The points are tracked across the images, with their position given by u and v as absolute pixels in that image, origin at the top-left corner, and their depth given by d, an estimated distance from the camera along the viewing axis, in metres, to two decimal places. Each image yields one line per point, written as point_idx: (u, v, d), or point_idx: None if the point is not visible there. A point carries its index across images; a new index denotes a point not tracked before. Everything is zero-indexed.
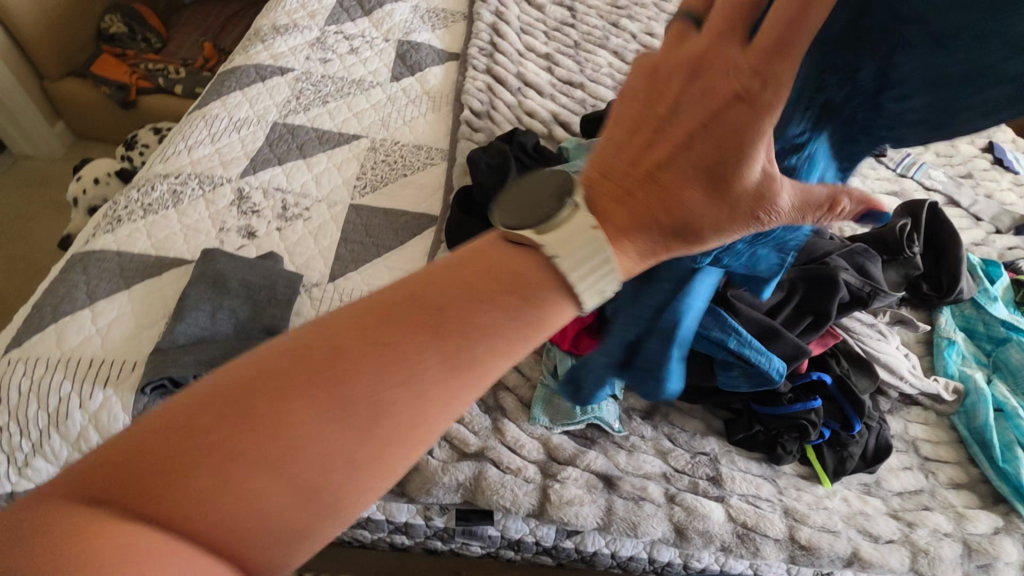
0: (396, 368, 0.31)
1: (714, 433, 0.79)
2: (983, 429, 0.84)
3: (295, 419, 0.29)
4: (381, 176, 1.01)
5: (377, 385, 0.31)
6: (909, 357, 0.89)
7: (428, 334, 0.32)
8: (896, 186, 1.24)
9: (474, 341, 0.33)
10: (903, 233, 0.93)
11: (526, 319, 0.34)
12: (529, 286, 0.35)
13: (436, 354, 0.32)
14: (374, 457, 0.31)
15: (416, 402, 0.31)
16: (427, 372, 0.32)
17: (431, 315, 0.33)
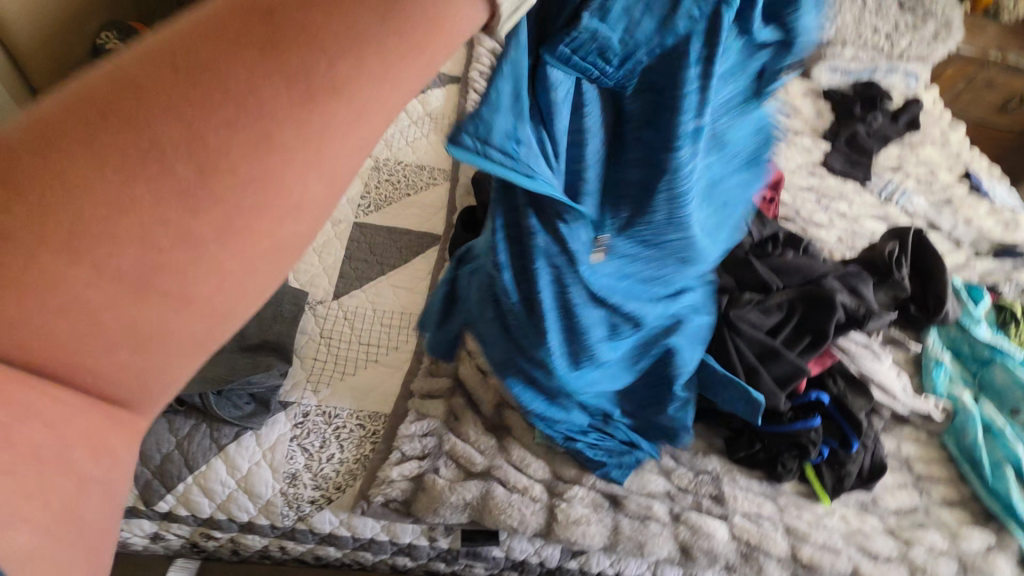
0: (208, 72, 0.22)
1: (716, 452, 0.79)
2: (973, 448, 0.86)
3: (105, 161, 0.21)
4: (384, 196, 1.03)
5: (207, 115, 0.22)
6: (902, 377, 0.91)
7: (246, 61, 0.22)
8: (881, 212, 1.29)
9: (337, 54, 0.24)
10: (891, 258, 0.98)
11: (419, 39, 0.26)
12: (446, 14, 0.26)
13: (271, 73, 0.23)
14: (267, 193, 0.23)
15: (276, 145, 0.23)
16: (257, 96, 0.23)
17: (269, 17, 0.23)
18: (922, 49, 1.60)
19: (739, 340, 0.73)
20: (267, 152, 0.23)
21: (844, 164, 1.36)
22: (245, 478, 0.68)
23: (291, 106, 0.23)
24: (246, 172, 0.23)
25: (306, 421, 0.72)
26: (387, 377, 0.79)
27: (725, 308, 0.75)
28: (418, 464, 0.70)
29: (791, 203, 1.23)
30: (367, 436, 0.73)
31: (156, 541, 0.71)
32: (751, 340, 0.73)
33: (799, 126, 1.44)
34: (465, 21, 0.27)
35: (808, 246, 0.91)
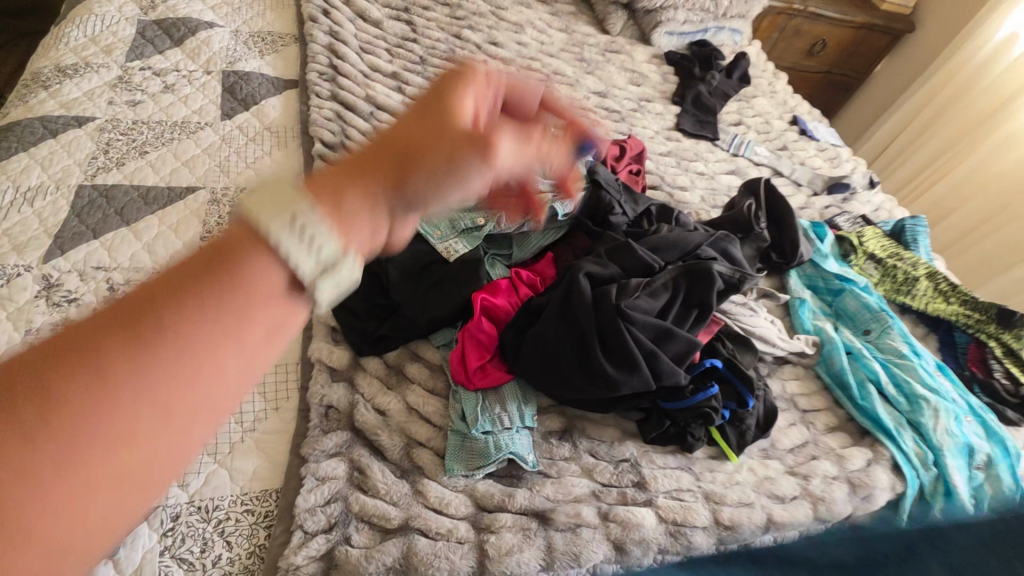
0: (56, 391, 0.29)
1: (630, 437, 0.80)
2: (841, 373, 0.96)
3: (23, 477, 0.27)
4: None
5: (100, 419, 0.29)
6: (775, 323, 0.99)
7: (84, 370, 0.30)
8: (732, 165, 1.38)
9: (170, 347, 0.31)
10: (750, 215, 1.05)
11: (264, 297, 0.36)
12: (261, 277, 0.36)
13: (106, 360, 0.30)
14: (147, 455, 0.30)
15: (134, 437, 0.30)
16: (94, 409, 0.29)
17: (148, 327, 0.31)
18: (740, 7, 1.72)
19: (635, 328, 0.72)
20: (147, 408, 0.30)
21: (693, 124, 1.44)
22: None
23: (103, 388, 0.29)
24: (54, 430, 0.28)
25: (177, 525, 0.61)
26: (275, 445, 0.70)
27: (615, 297, 0.73)
28: (326, 537, 0.62)
29: (654, 171, 1.27)
30: (260, 521, 0.63)
31: None
32: (645, 325, 0.73)
33: (646, 94, 1.52)
34: (276, 274, 0.36)
35: (678, 216, 0.93)
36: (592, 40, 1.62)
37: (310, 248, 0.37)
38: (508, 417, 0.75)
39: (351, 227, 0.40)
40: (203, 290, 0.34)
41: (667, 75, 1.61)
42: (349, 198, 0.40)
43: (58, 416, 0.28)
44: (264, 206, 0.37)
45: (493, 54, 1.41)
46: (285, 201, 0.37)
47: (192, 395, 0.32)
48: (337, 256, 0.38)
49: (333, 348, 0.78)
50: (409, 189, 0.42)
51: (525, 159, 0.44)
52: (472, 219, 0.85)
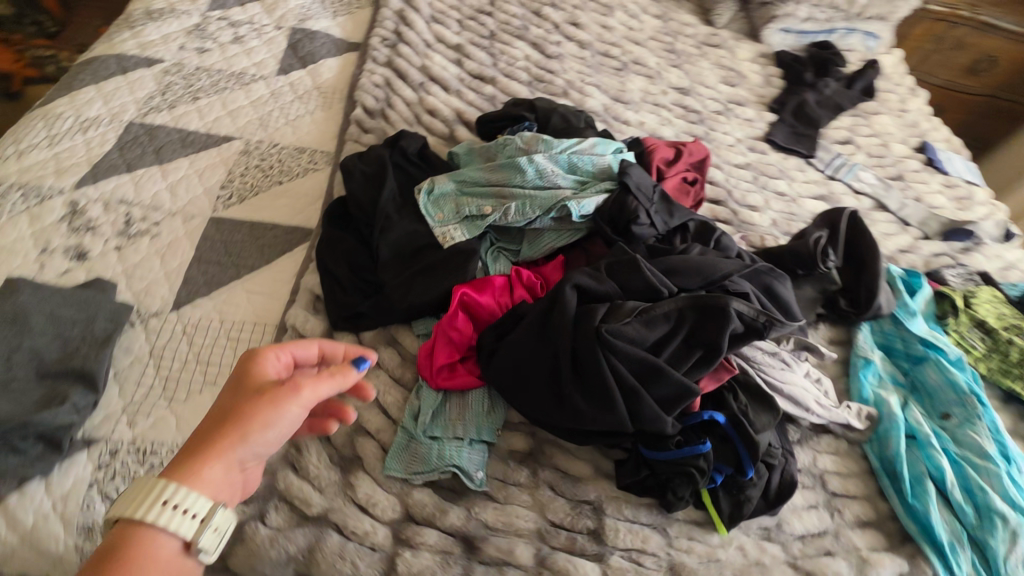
0: None
1: (602, 478, 0.71)
2: (895, 461, 0.78)
3: None
4: (250, 185, 0.90)
5: None
6: (821, 383, 0.82)
7: None
8: (823, 189, 1.18)
9: None
10: (818, 247, 0.87)
11: (156, 551, 0.49)
12: (158, 541, 0.49)
13: None
14: None
15: None
16: None
17: None
18: (881, 7, 1.46)
19: (617, 359, 0.62)
20: None
21: (786, 136, 1.25)
22: (28, 533, 0.58)
23: None
24: None
25: (113, 461, 0.63)
26: None
27: (600, 320, 0.63)
28: (242, 509, 0.61)
29: (723, 183, 1.12)
30: None
31: None
32: (632, 357, 0.62)
33: (739, 97, 1.34)
34: (170, 543, 0.50)
35: (719, 239, 0.80)
36: (690, 31, 1.46)
37: (189, 517, 0.50)
38: (463, 427, 0.69)
39: (214, 491, 0.52)
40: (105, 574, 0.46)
41: (771, 77, 1.41)
42: (207, 470, 0.52)
43: None
44: (139, 496, 0.49)
45: (570, 36, 1.31)
46: (137, 499, 0.49)
47: None
48: (213, 512, 0.51)
49: (310, 317, 0.76)
50: (247, 444, 0.53)
51: (331, 389, 0.58)
52: (477, 207, 0.78)
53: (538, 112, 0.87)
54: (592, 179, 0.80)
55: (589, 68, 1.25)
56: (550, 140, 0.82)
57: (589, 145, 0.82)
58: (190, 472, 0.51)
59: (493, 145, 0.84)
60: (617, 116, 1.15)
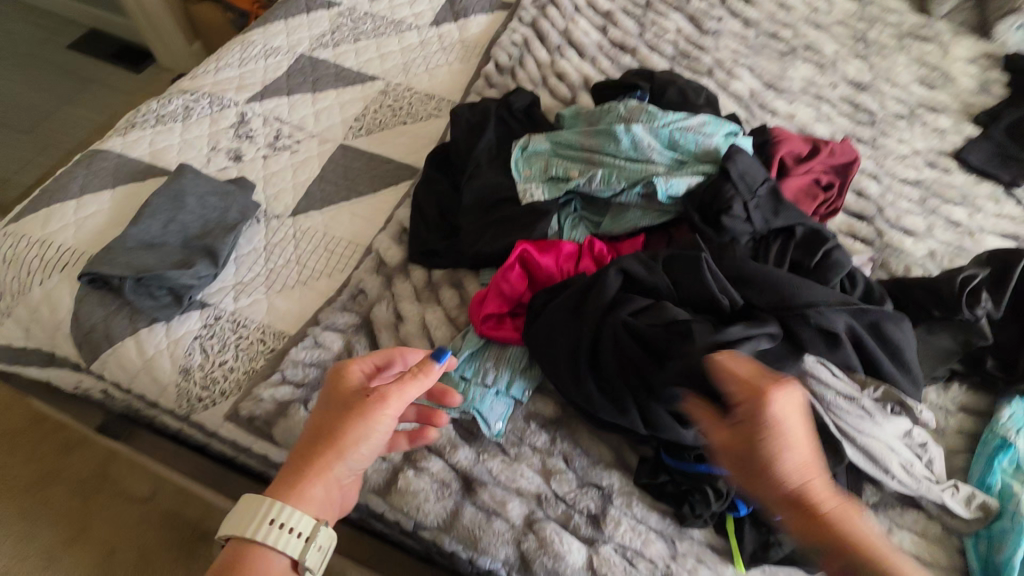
0: None
1: (621, 469, 0.67)
2: (1004, 569, 0.62)
3: None
4: (379, 121, 0.99)
5: None
6: (925, 449, 0.68)
7: None
8: (1020, 228, 0.93)
9: None
10: (964, 289, 0.71)
11: (267, 563, 0.54)
12: (268, 557, 0.54)
13: None
14: None
15: None
16: None
17: None
18: None
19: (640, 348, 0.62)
20: None
21: (987, 156, 1.01)
22: (148, 360, 0.74)
23: None
24: None
25: (215, 323, 0.77)
26: (310, 302, 0.80)
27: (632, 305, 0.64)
28: (292, 390, 0.70)
29: (876, 198, 0.95)
30: (264, 351, 0.75)
31: (111, 398, 0.83)
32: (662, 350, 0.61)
33: (937, 101, 1.10)
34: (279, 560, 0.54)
35: (829, 250, 0.68)
36: (894, 19, 1.23)
37: (296, 534, 0.53)
38: (494, 376, 0.70)
39: (316, 505, 0.55)
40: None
41: (990, 83, 1.13)
42: (309, 488, 0.55)
43: None
44: (253, 506, 0.53)
45: (737, 13, 1.19)
46: (246, 518, 0.53)
47: None
48: (316, 531, 0.54)
49: (393, 245, 0.83)
50: (341, 463, 0.55)
51: (416, 392, 0.56)
52: (565, 169, 0.78)
53: (654, 84, 0.84)
54: (691, 159, 0.75)
55: (747, 49, 1.13)
56: (655, 111, 0.79)
57: (698, 123, 0.77)
58: (292, 490, 0.55)
59: (598, 110, 0.82)
60: (763, 104, 1.03)
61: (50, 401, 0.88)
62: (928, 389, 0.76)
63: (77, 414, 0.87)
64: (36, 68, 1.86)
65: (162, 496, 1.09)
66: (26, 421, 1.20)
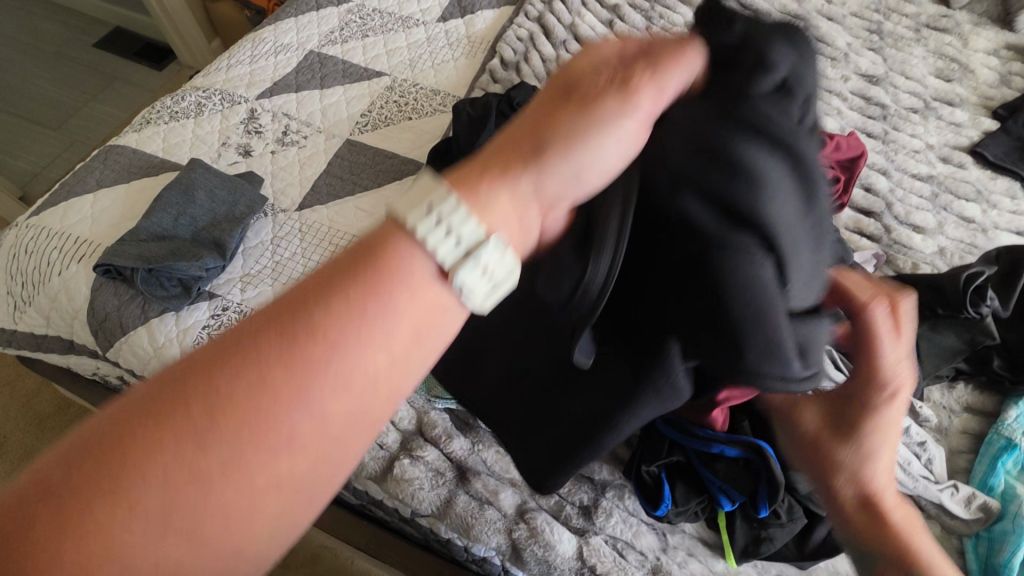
0: (205, 414, 0.27)
1: (615, 462, 0.68)
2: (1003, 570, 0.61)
3: (201, 485, 0.27)
4: (384, 116, 1.01)
5: (268, 456, 0.27)
6: (925, 449, 0.67)
7: (220, 384, 0.28)
8: None
9: (326, 345, 0.29)
10: (968, 286, 0.69)
11: (388, 277, 0.31)
12: (411, 279, 0.31)
13: (245, 373, 0.28)
14: (281, 442, 0.28)
15: (265, 442, 0.27)
16: (254, 410, 0.27)
17: (290, 341, 0.28)
18: None
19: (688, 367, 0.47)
20: (255, 445, 0.27)
21: (1004, 150, 0.98)
22: (158, 348, 0.77)
23: (249, 383, 0.28)
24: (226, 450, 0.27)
25: (223, 314, 0.80)
26: None
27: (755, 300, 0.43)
28: None
29: (886, 193, 0.93)
30: None
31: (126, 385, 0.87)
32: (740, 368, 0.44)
33: (954, 95, 1.07)
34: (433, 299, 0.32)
35: None
36: (911, 9, 1.20)
37: (458, 235, 0.32)
38: None
39: (499, 222, 0.34)
40: (296, 349, 0.28)
41: (1011, 76, 1.10)
42: (485, 194, 0.34)
43: (216, 425, 0.27)
44: (411, 209, 0.32)
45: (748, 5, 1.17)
46: (418, 189, 0.33)
47: (335, 436, 0.29)
48: (485, 242, 0.32)
49: None
50: (540, 169, 0.35)
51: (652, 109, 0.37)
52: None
53: None
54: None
55: None
56: None
57: None
58: (483, 171, 0.35)
59: None
60: None
61: (71, 387, 0.92)
62: (929, 388, 0.75)
63: (95, 400, 0.91)
64: (63, 67, 1.92)
65: None
66: (52, 407, 1.25)
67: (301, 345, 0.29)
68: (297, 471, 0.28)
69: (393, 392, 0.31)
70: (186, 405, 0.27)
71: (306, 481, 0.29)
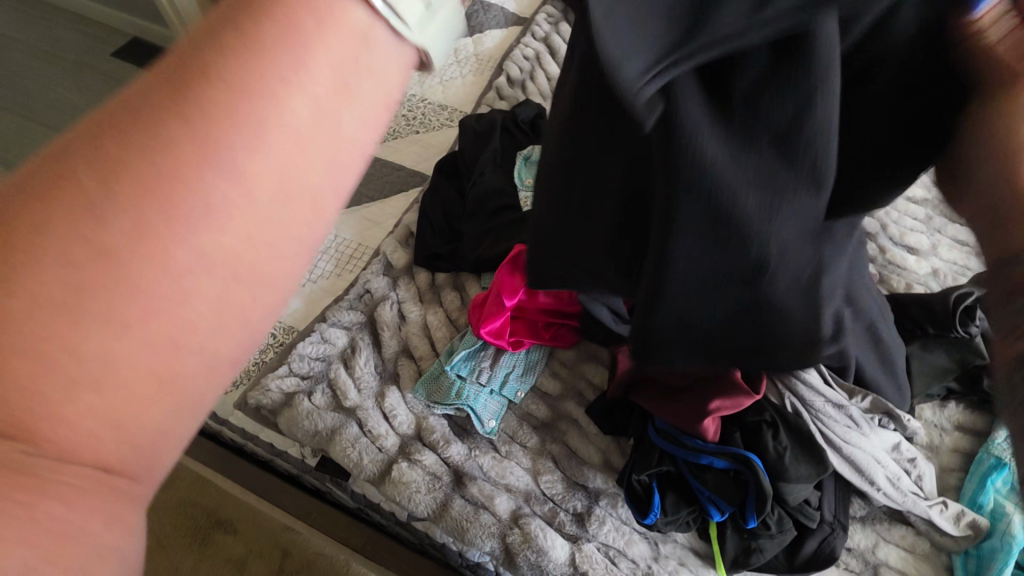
0: (93, 194, 0.19)
1: (609, 472, 0.69)
2: None
3: (107, 285, 0.19)
4: (393, 129, 1.04)
5: (195, 238, 0.20)
6: (916, 465, 0.68)
7: (111, 153, 0.20)
8: None
9: (246, 78, 0.20)
10: (957, 306, 0.71)
11: None
12: None
13: (139, 138, 0.20)
14: (204, 216, 0.20)
15: (180, 223, 0.20)
16: (158, 176, 0.20)
17: (196, 82, 0.20)
18: None
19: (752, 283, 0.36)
20: (172, 224, 0.20)
21: None
22: None
23: (146, 145, 0.20)
24: (127, 237, 0.19)
25: None
26: (319, 299, 0.84)
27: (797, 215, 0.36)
28: (297, 382, 0.74)
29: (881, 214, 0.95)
30: (273, 344, 0.80)
31: None
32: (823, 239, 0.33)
33: None
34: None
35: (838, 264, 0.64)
36: None
37: None
38: (487, 376, 0.73)
39: None
40: (203, 88, 0.20)
41: None
42: None
43: (109, 201, 0.19)
44: None
45: None
46: None
47: (283, 204, 0.21)
48: None
49: (398, 248, 0.87)
50: None
51: None
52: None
53: None
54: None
55: None
56: None
57: None
58: None
59: None
60: None
61: None
62: (920, 407, 0.76)
63: None
64: (81, 74, 1.97)
65: (178, 484, 1.13)
66: None
67: (213, 59, 0.20)
68: (237, 249, 0.21)
69: (358, 138, 0.23)
70: (70, 171, 0.20)
71: (255, 266, 0.22)
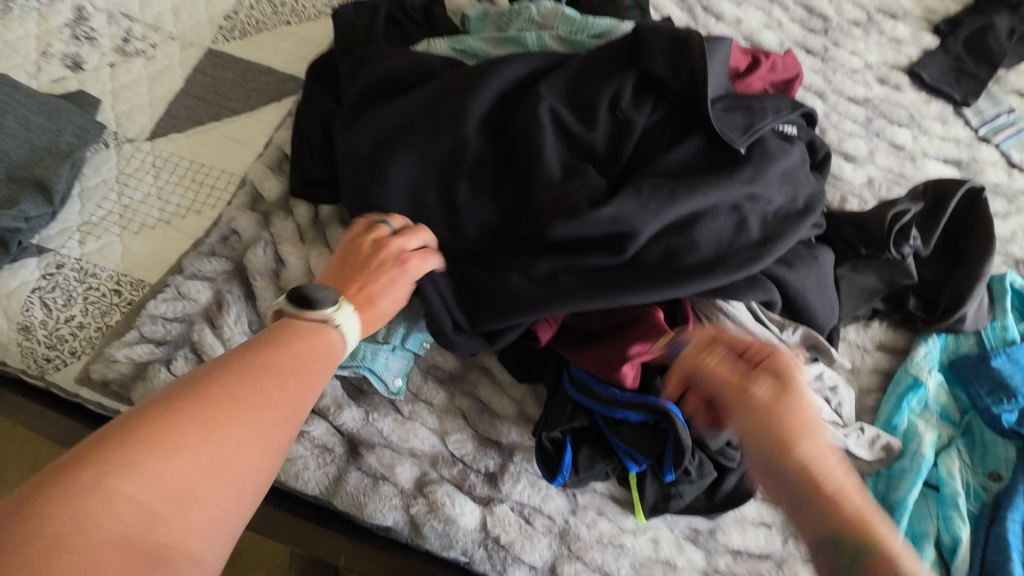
0: (192, 417, 0.34)
1: (524, 423, 0.63)
2: (897, 507, 0.62)
3: (192, 452, 0.33)
4: (256, 20, 0.83)
5: (238, 443, 0.35)
6: (837, 393, 0.65)
7: (199, 398, 0.35)
8: (961, 152, 0.88)
9: (284, 371, 0.40)
10: (893, 226, 0.65)
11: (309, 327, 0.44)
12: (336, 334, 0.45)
13: (225, 385, 0.37)
14: (248, 431, 0.36)
15: (243, 428, 0.36)
16: (231, 415, 0.36)
17: (257, 365, 0.39)
18: None
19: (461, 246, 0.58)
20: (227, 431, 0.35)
21: (941, 72, 0.92)
22: None
23: (227, 391, 0.36)
24: (207, 442, 0.34)
25: (57, 273, 0.66)
26: (171, 243, 0.69)
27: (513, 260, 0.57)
28: (150, 349, 0.62)
29: (820, 118, 0.87)
30: (118, 304, 0.65)
31: None
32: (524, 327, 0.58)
33: (896, 6, 0.98)
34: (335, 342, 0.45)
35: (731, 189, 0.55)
36: None
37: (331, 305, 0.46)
38: (386, 331, 0.62)
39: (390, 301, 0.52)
40: (262, 369, 0.39)
41: None
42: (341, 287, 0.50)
43: (215, 422, 0.35)
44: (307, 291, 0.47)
45: None
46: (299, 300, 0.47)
47: (279, 436, 0.38)
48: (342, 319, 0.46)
49: (271, 177, 0.72)
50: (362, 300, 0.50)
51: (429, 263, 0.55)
52: (459, 74, 0.63)
53: None
54: (591, 54, 0.63)
55: None
56: (571, 15, 0.67)
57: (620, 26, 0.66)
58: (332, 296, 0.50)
59: (507, 11, 0.70)
60: (707, 6, 0.91)
61: None
62: (847, 328, 0.73)
63: None
64: None
65: None
66: None
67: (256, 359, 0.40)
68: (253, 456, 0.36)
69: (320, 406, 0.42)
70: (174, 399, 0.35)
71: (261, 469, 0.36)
